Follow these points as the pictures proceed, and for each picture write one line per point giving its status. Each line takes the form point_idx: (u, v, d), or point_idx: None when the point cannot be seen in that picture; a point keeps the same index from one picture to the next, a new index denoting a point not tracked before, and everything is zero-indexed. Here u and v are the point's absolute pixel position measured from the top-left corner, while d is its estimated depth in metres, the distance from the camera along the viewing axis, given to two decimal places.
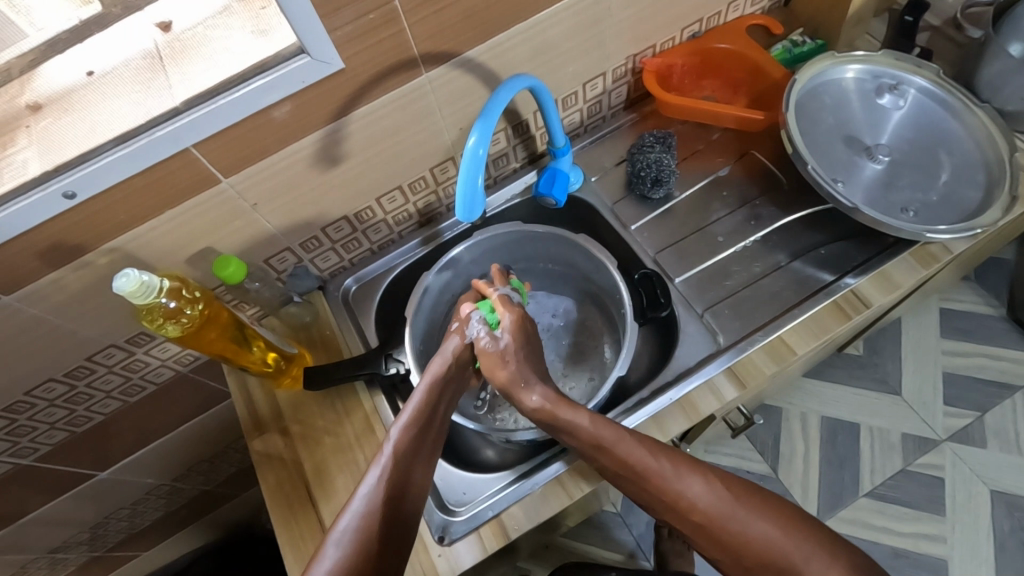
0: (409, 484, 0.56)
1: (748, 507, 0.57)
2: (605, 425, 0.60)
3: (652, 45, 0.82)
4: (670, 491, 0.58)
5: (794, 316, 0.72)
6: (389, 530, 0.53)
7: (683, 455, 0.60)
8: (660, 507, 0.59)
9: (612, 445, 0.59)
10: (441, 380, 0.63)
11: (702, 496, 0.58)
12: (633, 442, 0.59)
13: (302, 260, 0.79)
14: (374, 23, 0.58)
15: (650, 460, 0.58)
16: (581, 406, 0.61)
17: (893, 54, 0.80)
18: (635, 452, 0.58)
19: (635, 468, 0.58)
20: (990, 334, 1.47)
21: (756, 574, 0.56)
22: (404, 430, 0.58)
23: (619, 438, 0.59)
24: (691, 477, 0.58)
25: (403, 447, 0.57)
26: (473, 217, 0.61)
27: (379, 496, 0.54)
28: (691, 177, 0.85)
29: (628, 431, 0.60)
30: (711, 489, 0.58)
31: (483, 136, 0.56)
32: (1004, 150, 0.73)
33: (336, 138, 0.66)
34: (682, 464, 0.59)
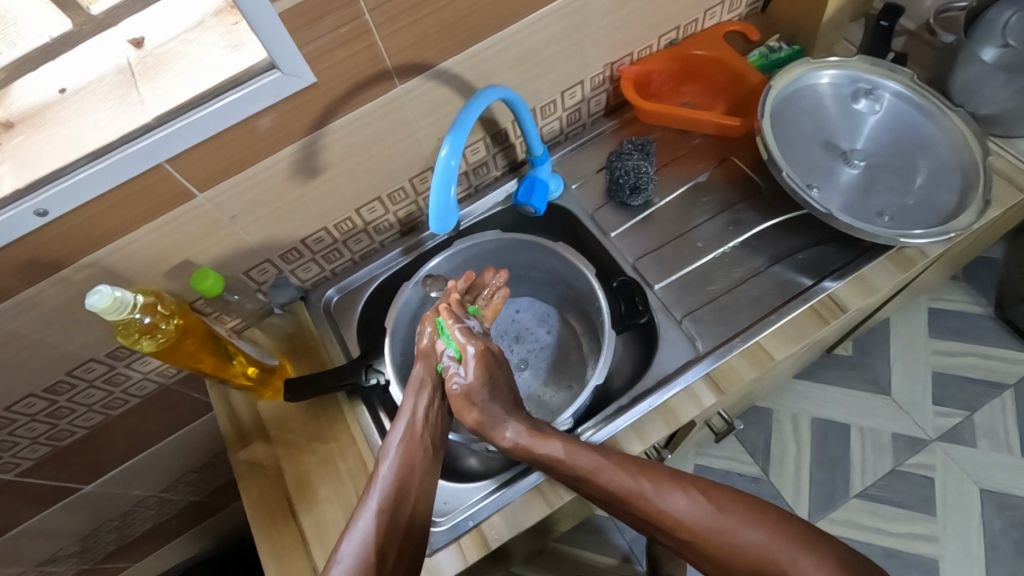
0: (405, 502, 0.59)
1: (803, 555, 0.55)
2: (669, 484, 0.59)
3: (630, 53, 0.82)
4: (721, 550, 0.57)
5: (773, 321, 0.72)
6: (388, 543, 0.56)
7: (741, 502, 0.58)
8: (651, 525, 0.59)
9: (671, 511, 0.58)
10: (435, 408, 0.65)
11: (753, 546, 0.56)
12: (690, 496, 0.59)
13: (283, 271, 0.80)
14: (346, 37, 0.58)
15: (706, 513, 0.58)
16: (646, 476, 0.60)
17: (868, 59, 0.80)
18: (618, 479, 0.59)
19: (692, 530, 0.58)
20: (979, 333, 1.47)
21: None
22: (398, 453, 0.61)
23: (677, 497, 0.59)
24: (741, 526, 0.57)
25: (400, 469, 0.60)
26: (447, 228, 0.61)
27: (378, 514, 0.57)
28: (672, 183, 0.85)
29: (683, 488, 0.59)
30: (766, 538, 0.56)
31: (455, 148, 0.57)
32: (978, 153, 0.74)
33: (313, 151, 0.66)
34: (740, 515, 0.58)
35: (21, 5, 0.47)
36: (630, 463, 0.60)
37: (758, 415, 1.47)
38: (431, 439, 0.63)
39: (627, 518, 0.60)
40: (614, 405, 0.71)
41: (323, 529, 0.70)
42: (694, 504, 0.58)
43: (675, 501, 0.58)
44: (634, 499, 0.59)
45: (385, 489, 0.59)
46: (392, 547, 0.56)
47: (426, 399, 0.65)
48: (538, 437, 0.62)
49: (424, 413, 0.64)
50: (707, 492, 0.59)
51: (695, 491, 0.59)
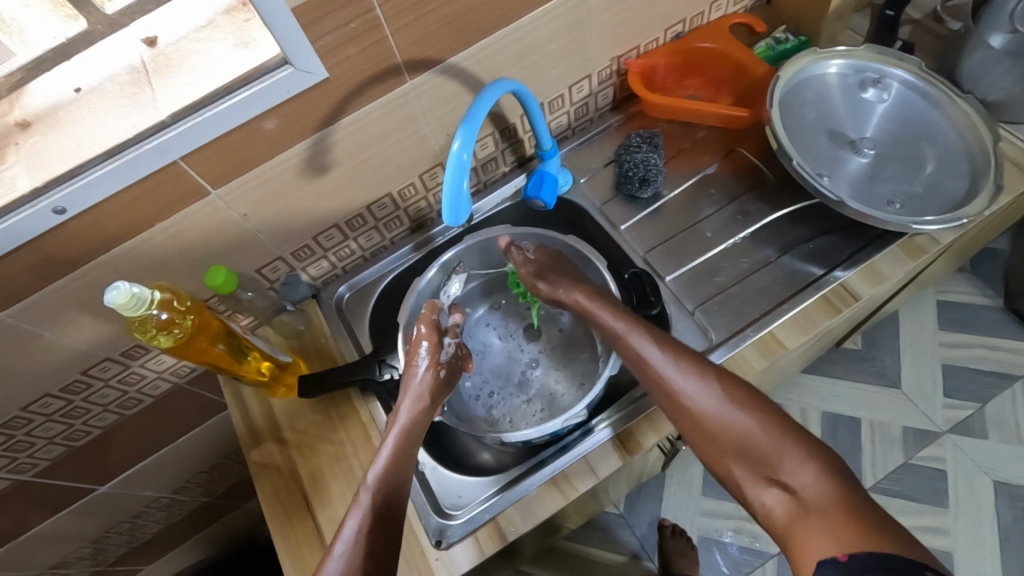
0: (396, 507, 0.60)
1: (793, 453, 0.57)
2: (687, 365, 0.63)
3: (636, 46, 0.82)
4: (713, 427, 0.60)
5: (786, 311, 0.72)
6: (383, 533, 0.58)
7: (749, 399, 0.61)
8: (652, 384, 0.64)
9: (692, 390, 0.61)
10: (416, 416, 0.66)
11: (744, 429, 0.59)
12: (709, 388, 0.61)
13: (294, 268, 0.80)
14: (356, 32, 0.58)
15: (720, 407, 0.60)
16: (659, 341, 0.65)
17: (874, 48, 0.80)
18: (650, 353, 0.64)
19: (690, 404, 0.61)
20: (988, 325, 1.47)
21: (735, 464, 0.60)
22: (395, 442, 0.64)
23: (710, 387, 0.61)
24: (722, 406, 0.60)
25: (390, 475, 0.61)
26: (460, 221, 0.61)
27: (372, 501, 0.59)
28: (680, 175, 0.85)
29: (698, 371, 0.62)
30: (756, 430, 0.59)
31: (467, 140, 0.57)
32: (988, 141, 0.74)
33: (324, 147, 0.67)
34: (746, 405, 0.60)
35: (25, 13, 0.49)
36: (657, 338, 0.66)
37: None
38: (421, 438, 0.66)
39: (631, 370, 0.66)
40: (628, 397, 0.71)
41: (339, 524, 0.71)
42: (714, 394, 0.61)
43: (704, 394, 0.61)
44: (661, 378, 0.63)
45: (372, 502, 0.59)
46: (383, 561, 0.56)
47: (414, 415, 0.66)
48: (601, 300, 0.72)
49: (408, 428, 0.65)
50: (725, 382, 0.61)
51: (728, 391, 0.61)
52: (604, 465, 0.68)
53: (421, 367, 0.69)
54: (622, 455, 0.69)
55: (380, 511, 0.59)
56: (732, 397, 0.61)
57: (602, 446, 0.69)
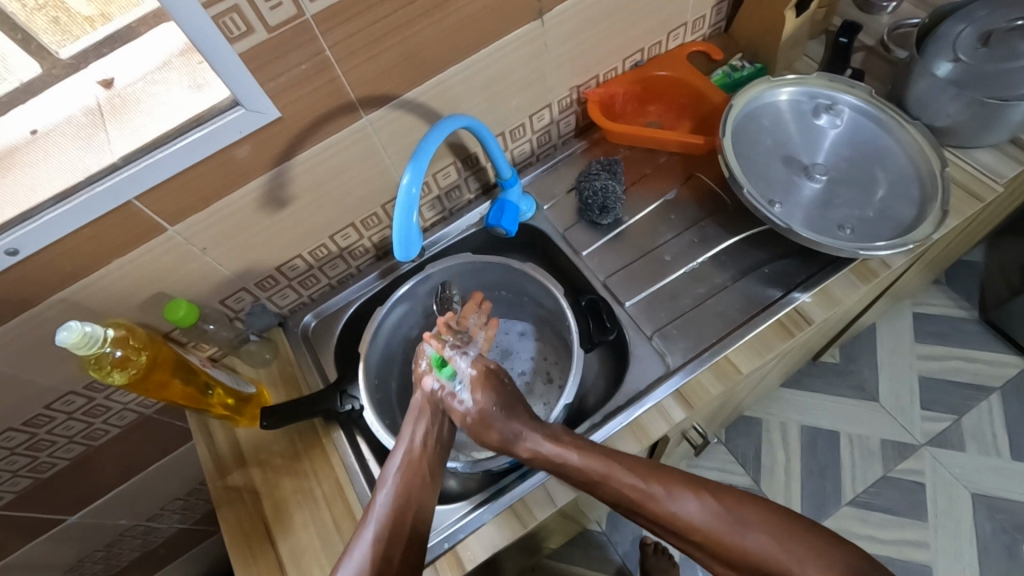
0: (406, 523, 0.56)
1: (823, 564, 0.52)
2: (677, 484, 0.57)
3: (595, 76, 0.84)
4: (733, 554, 0.54)
5: (741, 336, 0.73)
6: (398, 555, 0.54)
7: (760, 511, 0.55)
8: (648, 518, 0.57)
9: (687, 514, 0.55)
10: (432, 425, 0.62)
11: (764, 554, 0.53)
12: (705, 504, 0.56)
13: (259, 298, 0.81)
14: (307, 74, 0.59)
15: (717, 518, 0.55)
16: (662, 479, 0.57)
17: (826, 75, 0.82)
18: (632, 483, 0.57)
19: (704, 532, 0.55)
20: (963, 337, 1.49)
21: None
22: (396, 483, 0.58)
23: (689, 500, 0.56)
24: (767, 539, 0.54)
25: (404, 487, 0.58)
26: (410, 255, 0.62)
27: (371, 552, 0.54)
28: (641, 201, 0.87)
29: (693, 491, 0.56)
30: (777, 551, 0.53)
31: (416, 175, 0.58)
32: (935, 166, 0.76)
33: (282, 181, 0.68)
34: (755, 519, 0.55)
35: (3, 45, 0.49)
36: (638, 467, 0.58)
37: (747, 424, 1.47)
38: (433, 459, 0.61)
39: (626, 508, 0.58)
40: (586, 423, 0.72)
41: (300, 555, 0.71)
42: (709, 515, 0.55)
43: (683, 503, 0.56)
44: (645, 500, 0.56)
45: (382, 520, 0.56)
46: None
47: (424, 425, 0.62)
48: (559, 442, 0.60)
49: (422, 438, 0.61)
50: (707, 491, 0.56)
51: (703, 491, 0.56)
52: (562, 492, 0.69)
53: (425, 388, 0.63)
54: None
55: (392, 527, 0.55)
56: (726, 507, 0.55)
57: None
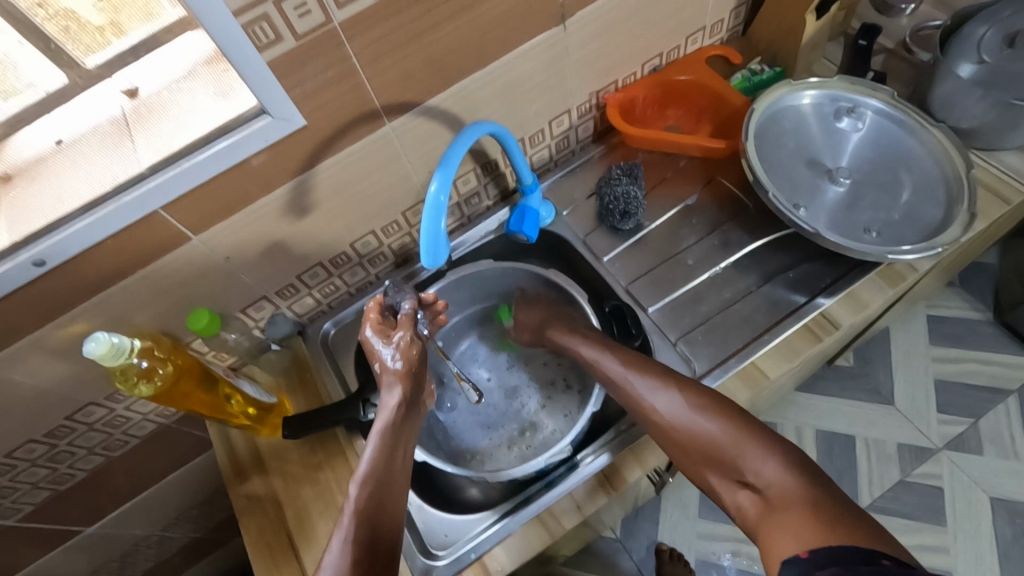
0: (383, 508, 0.56)
1: (755, 449, 0.56)
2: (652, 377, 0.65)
3: (614, 81, 0.84)
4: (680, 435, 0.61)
5: (767, 340, 0.73)
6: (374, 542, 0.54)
7: (716, 407, 0.61)
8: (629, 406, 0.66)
9: (650, 395, 0.64)
10: (397, 414, 0.61)
11: (709, 431, 0.59)
12: (672, 395, 0.63)
13: (279, 307, 0.80)
14: (333, 80, 0.59)
15: (680, 409, 0.62)
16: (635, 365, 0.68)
17: (847, 78, 0.82)
18: (615, 371, 0.69)
19: (660, 418, 0.63)
20: (979, 339, 1.48)
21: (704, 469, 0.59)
22: (367, 474, 0.58)
23: (661, 390, 0.64)
24: (710, 420, 0.60)
25: (376, 473, 0.58)
26: (438, 262, 0.61)
27: (350, 538, 0.53)
28: (661, 206, 0.86)
29: (664, 382, 0.65)
30: (722, 433, 0.58)
31: (444, 182, 0.58)
32: (961, 168, 0.75)
33: (305, 189, 0.67)
34: (708, 415, 0.60)
35: (19, 51, 0.49)
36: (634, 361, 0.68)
37: None
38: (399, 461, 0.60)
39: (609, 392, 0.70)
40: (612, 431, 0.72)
41: None
42: (679, 404, 0.62)
43: (659, 397, 0.64)
44: (633, 394, 0.66)
45: (356, 514, 0.55)
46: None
47: (398, 390, 0.62)
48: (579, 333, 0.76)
49: (395, 405, 0.61)
50: (686, 385, 0.63)
51: (683, 388, 0.63)
52: (590, 502, 0.68)
53: (386, 373, 0.63)
54: (607, 490, 0.69)
55: (367, 523, 0.54)
56: (696, 400, 0.62)
57: (589, 481, 0.69)
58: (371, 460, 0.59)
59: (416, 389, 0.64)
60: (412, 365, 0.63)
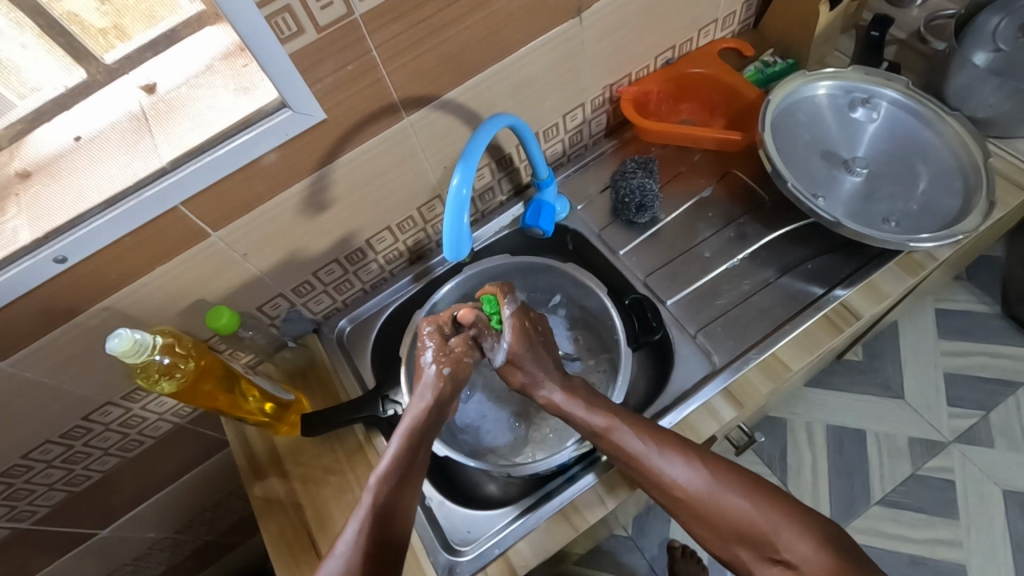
0: (395, 509, 0.59)
1: (788, 526, 0.58)
2: (670, 450, 0.62)
3: (627, 74, 0.84)
4: (707, 512, 0.60)
5: (787, 331, 0.72)
6: (383, 534, 0.57)
7: (739, 481, 0.61)
8: (645, 481, 0.63)
9: (671, 475, 0.61)
10: (426, 414, 0.63)
11: (739, 507, 0.60)
12: (694, 472, 0.61)
13: (295, 304, 0.80)
14: (354, 74, 0.59)
15: (702, 485, 0.61)
16: (653, 438, 0.63)
17: (862, 68, 0.81)
18: (631, 444, 0.62)
19: (685, 493, 0.61)
20: (988, 332, 1.48)
21: (735, 545, 0.60)
22: (385, 472, 0.60)
23: (679, 464, 0.62)
24: (736, 499, 0.60)
25: (395, 472, 0.60)
26: (460, 255, 0.61)
27: (370, 518, 0.57)
28: (676, 200, 0.86)
29: (684, 457, 0.62)
30: (753, 510, 0.60)
31: (466, 175, 0.57)
32: (978, 157, 0.75)
33: (322, 185, 0.67)
34: (739, 489, 0.61)
35: (23, 55, 0.49)
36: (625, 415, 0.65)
37: (772, 425, 1.46)
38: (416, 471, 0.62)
39: (621, 467, 0.64)
40: None
41: None
42: (702, 481, 0.61)
43: (675, 465, 0.61)
44: (652, 470, 0.61)
45: (369, 514, 0.57)
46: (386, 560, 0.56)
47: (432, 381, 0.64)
48: (570, 395, 0.67)
49: (418, 411, 0.63)
50: (691, 454, 0.62)
51: (692, 455, 0.62)
52: (613, 495, 0.68)
53: (427, 371, 0.65)
54: (631, 485, 0.68)
55: (380, 517, 0.58)
56: (715, 476, 0.61)
57: (611, 476, 0.69)
58: (395, 452, 0.61)
59: (451, 390, 0.65)
60: (458, 373, 0.66)
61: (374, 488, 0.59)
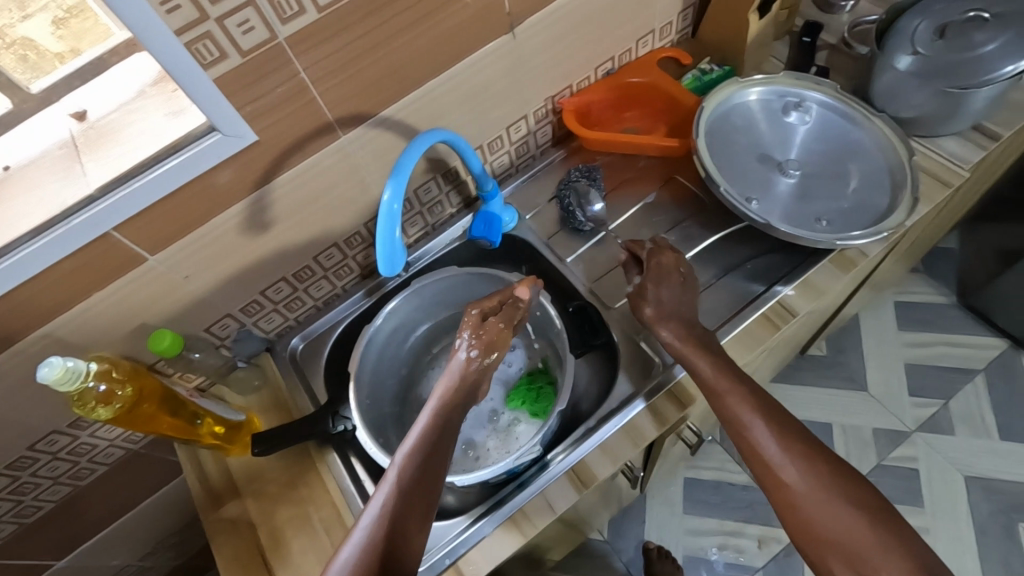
0: (422, 485, 0.57)
1: (889, 547, 0.55)
2: (797, 439, 0.63)
3: (568, 85, 0.86)
4: (807, 508, 0.59)
5: (728, 331, 0.74)
6: (406, 508, 0.56)
7: (847, 486, 0.59)
8: (752, 459, 0.64)
9: (777, 459, 0.62)
10: (452, 393, 0.62)
11: (835, 514, 0.58)
12: (802, 463, 0.61)
13: (244, 324, 0.79)
14: (283, 96, 0.59)
15: (806, 475, 0.60)
16: (780, 423, 0.63)
17: (791, 74, 0.84)
18: (739, 407, 0.64)
19: (789, 480, 0.61)
20: (945, 321, 1.52)
21: (829, 554, 0.57)
22: (412, 447, 0.59)
23: (790, 450, 0.62)
24: (842, 505, 0.58)
25: (423, 449, 0.58)
26: (395, 270, 0.62)
27: (398, 490, 0.56)
28: (623, 206, 0.88)
29: (804, 452, 0.62)
30: (857, 522, 0.57)
31: (396, 191, 0.58)
32: (904, 155, 0.78)
33: (263, 205, 0.68)
34: (847, 498, 0.58)
35: None
36: (760, 405, 0.65)
37: None
38: (444, 445, 0.60)
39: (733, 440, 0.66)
40: (581, 427, 0.72)
41: None
42: (815, 487, 0.59)
43: (785, 454, 0.61)
44: (769, 450, 0.62)
45: (395, 488, 0.56)
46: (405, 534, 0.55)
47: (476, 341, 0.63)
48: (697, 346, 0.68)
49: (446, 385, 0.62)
50: (813, 458, 0.61)
51: (813, 456, 0.61)
52: (563, 499, 0.69)
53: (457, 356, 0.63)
54: (579, 488, 0.69)
55: (407, 489, 0.56)
56: (830, 483, 0.59)
57: (561, 480, 0.70)
58: (421, 431, 0.60)
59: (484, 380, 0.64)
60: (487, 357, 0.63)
61: (403, 458, 0.58)
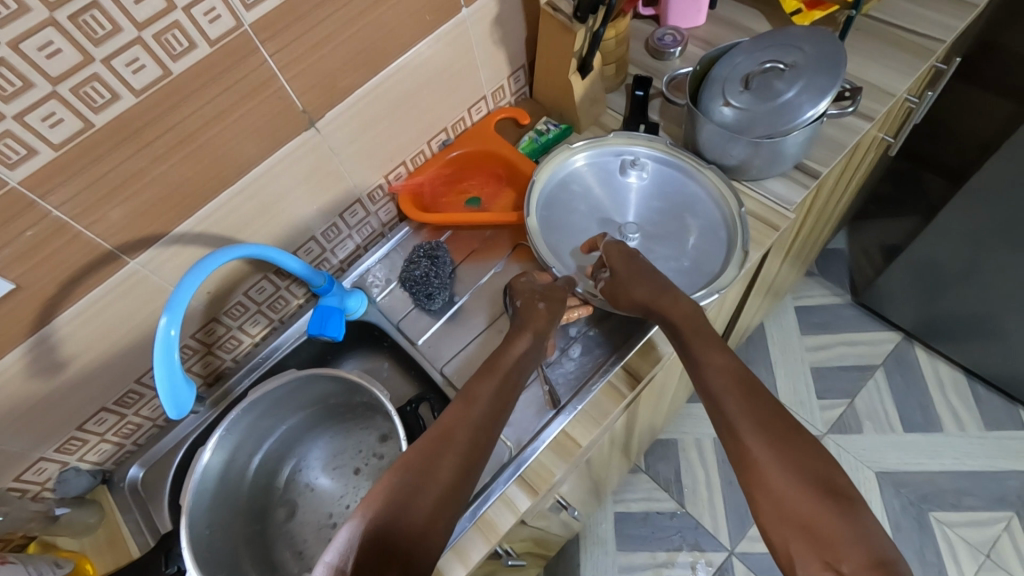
0: (467, 428, 0.58)
1: (852, 529, 0.50)
2: (764, 411, 0.59)
3: (401, 163, 0.85)
4: (772, 477, 0.54)
5: (574, 407, 0.73)
6: (447, 452, 0.55)
7: (813, 464, 0.55)
8: (718, 422, 0.61)
9: (744, 425, 0.58)
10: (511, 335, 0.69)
11: (799, 494, 0.53)
12: (770, 433, 0.57)
13: (68, 462, 0.74)
14: (38, 239, 0.55)
15: (773, 440, 0.56)
16: (746, 391, 0.61)
17: (623, 134, 0.84)
18: (715, 364, 0.63)
19: (753, 445, 0.57)
20: (843, 323, 1.52)
21: (791, 533, 0.51)
22: (466, 387, 0.62)
23: (759, 414, 0.59)
24: (798, 480, 0.53)
25: (466, 397, 0.61)
26: (185, 411, 0.59)
27: (437, 432, 0.57)
28: (473, 277, 0.85)
29: (771, 420, 0.58)
30: (820, 497, 0.52)
31: (175, 317, 0.56)
32: (735, 207, 0.79)
33: (50, 345, 0.62)
34: (812, 471, 0.54)
35: None
36: (729, 368, 0.63)
37: (663, 447, 1.39)
38: (502, 386, 0.62)
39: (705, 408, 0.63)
40: None
41: None
42: (774, 442, 0.56)
43: (755, 422, 0.58)
44: (731, 413, 0.59)
45: (439, 426, 0.58)
46: (439, 471, 0.54)
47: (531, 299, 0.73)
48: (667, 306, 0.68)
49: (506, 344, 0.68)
50: (784, 432, 0.57)
51: (779, 425, 0.57)
52: None
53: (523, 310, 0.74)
54: None
55: (447, 433, 0.57)
56: (789, 442, 0.56)
57: None
58: (474, 382, 0.63)
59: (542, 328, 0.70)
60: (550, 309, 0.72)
61: (457, 401, 0.60)
